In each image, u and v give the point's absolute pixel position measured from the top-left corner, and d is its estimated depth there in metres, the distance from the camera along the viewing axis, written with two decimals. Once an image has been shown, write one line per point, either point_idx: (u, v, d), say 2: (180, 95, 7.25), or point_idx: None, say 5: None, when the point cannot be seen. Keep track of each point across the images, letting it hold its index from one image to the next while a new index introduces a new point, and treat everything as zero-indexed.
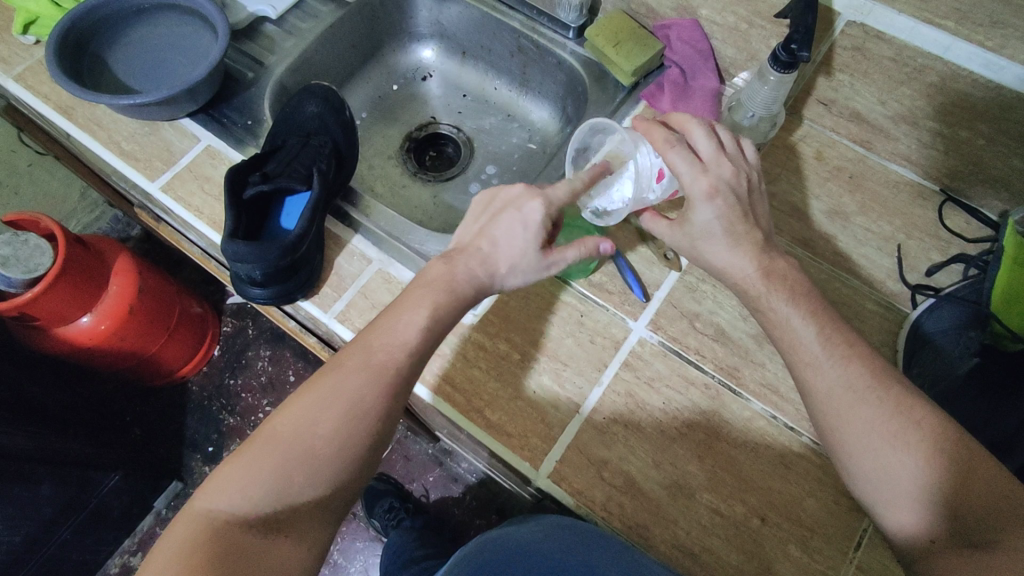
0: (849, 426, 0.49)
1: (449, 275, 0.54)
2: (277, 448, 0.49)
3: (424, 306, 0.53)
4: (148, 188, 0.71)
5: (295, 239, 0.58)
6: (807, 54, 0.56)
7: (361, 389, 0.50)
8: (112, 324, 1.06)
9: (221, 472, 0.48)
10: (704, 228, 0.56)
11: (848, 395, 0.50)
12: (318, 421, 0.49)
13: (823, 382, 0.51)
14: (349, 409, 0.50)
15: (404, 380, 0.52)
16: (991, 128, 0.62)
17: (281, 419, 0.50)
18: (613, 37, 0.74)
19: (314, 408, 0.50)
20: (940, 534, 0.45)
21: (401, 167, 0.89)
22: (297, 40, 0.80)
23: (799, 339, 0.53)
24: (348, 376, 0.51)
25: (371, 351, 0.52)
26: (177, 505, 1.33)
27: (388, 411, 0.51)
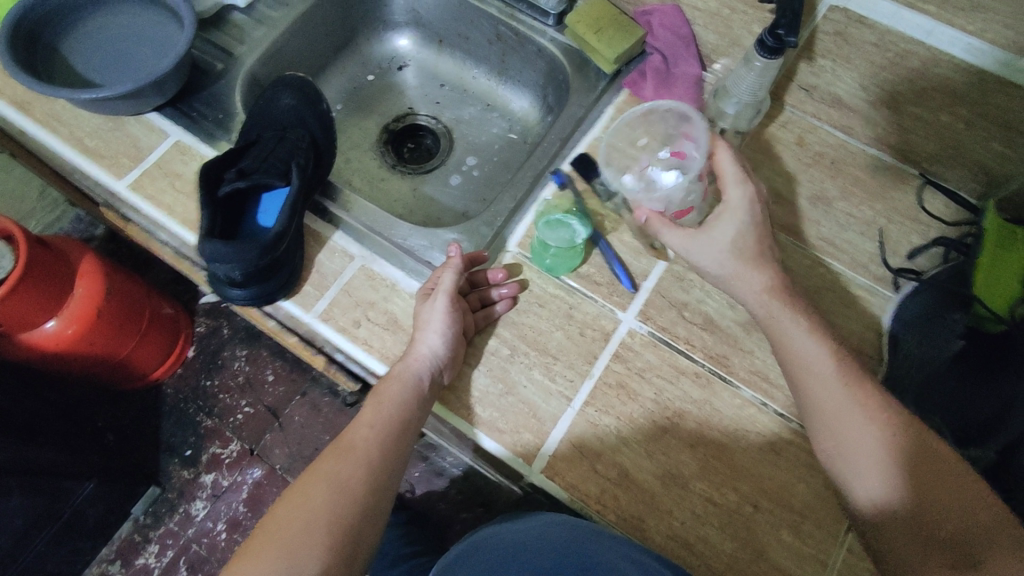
0: (845, 431, 0.51)
1: (409, 374, 0.55)
2: (278, 533, 0.49)
3: (394, 399, 0.55)
4: (114, 187, 0.68)
5: (275, 237, 0.56)
6: (796, 39, 0.54)
7: (349, 471, 0.52)
8: (79, 329, 1.03)
9: (233, 566, 0.49)
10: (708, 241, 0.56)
11: (846, 403, 0.51)
12: (310, 505, 0.50)
13: (823, 391, 0.52)
14: (345, 492, 0.51)
15: (381, 450, 0.54)
16: (970, 112, 0.62)
17: (278, 508, 0.51)
18: (594, 24, 0.74)
19: (307, 495, 0.51)
20: (926, 544, 0.47)
21: (380, 160, 0.87)
22: (267, 29, 0.77)
23: (798, 349, 0.54)
24: (339, 459, 0.53)
25: (350, 441, 0.55)
26: (155, 511, 1.29)
27: (379, 478, 0.53)
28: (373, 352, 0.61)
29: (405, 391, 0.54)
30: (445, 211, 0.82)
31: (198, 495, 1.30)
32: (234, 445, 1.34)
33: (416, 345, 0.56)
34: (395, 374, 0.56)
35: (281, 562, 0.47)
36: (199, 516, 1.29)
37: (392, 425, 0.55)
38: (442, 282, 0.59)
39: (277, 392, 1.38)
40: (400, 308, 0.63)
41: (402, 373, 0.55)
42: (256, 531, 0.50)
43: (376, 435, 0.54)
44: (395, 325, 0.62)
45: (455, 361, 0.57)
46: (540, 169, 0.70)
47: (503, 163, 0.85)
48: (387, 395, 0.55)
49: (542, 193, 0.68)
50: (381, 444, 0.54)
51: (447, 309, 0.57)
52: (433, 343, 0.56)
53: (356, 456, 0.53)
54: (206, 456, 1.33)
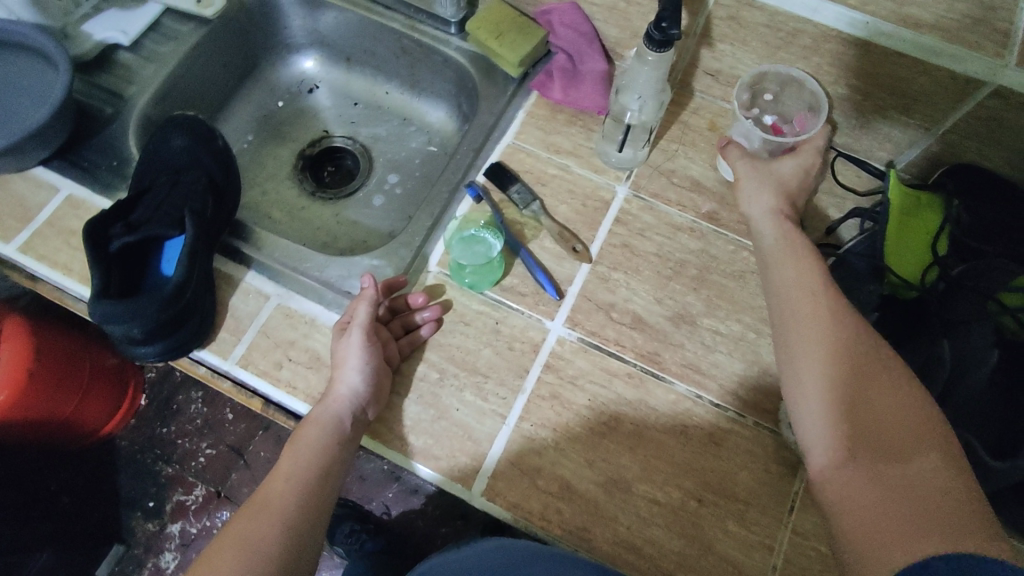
0: (797, 312, 0.51)
1: (329, 415, 0.54)
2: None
3: (313, 443, 0.53)
4: (5, 251, 0.64)
5: (173, 289, 0.54)
6: (679, 32, 0.53)
7: (262, 532, 0.50)
8: (12, 393, 0.99)
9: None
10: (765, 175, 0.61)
11: (802, 288, 0.52)
12: (215, 573, 0.47)
13: (785, 276, 0.54)
14: (258, 551, 0.49)
15: (298, 504, 0.52)
16: (865, 83, 0.64)
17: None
18: (495, 29, 0.72)
19: (215, 562, 0.48)
20: (850, 436, 0.45)
21: (298, 188, 0.84)
22: (157, 66, 0.74)
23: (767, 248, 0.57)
24: (250, 519, 0.51)
25: (264, 497, 0.52)
26: (122, 569, 1.25)
27: (300, 532, 0.51)
28: (298, 393, 0.59)
29: (324, 435, 0.53)
30: (371, 233, 0.80)
31: (166, 547, 1.26)
32: (198, 490, 1.29)
33: (336, 383, 0.55)
34: (315, 418, 0.54)
35: None
36: (169, 568, 1.25)
37: (310, 473, 0.53)
38: (357, 316, 0.57)
39: (238, 430, 1.33)
40: (322, 344, 0.60)
41: (320, 416, 0.54)
42: None
43: (292, 487, 0.52)
44: (318, 362, 0.60)
45: (378, 397, 0.56)
46: (455, 183, 0.69)
47: (425, 178, 0.83)
48: (304, 440, 0.54)
49: (456, 211, 0.67)
50: (295, 499, 0.52)
51: (360, 340, 0.56)
52: (353, 379, 0.54)
53: (266, 514, 0.51)
54: (170, 505, 1.29)
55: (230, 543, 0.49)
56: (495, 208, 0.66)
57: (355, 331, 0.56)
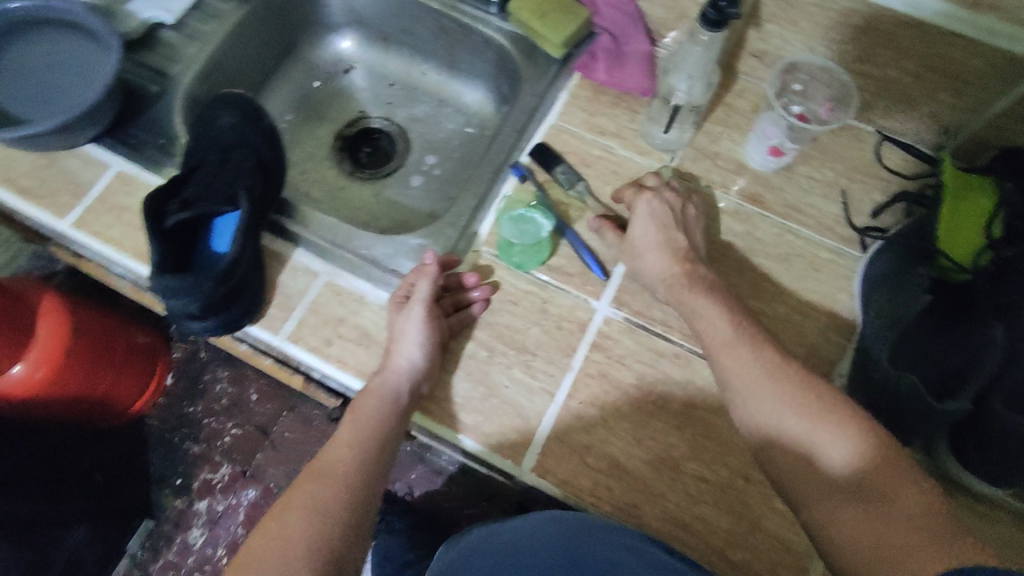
0: (765, 407, 0.52)
1: (387, 388, 0.55)
2: (251, 566, 0.47)
3: (372, 413, 0.55)
4: (58, 227, 0.65)
5: (228, 265, 0.54)
6: (737, 11, 0.53)
7: (325, 497, 0.51)
8: (48, 372, 1.00)
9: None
10: (637, 242, 0.61)
11: (762, 376, 0.53)
12: (287, 534, 0.49)
13: (739, 364, 0.54)
14: (322, 513, 0.50)
15: (360, 473, 0.53)
16: (917, 65, 0.67)
17: (252, 541, 0.50)
18: (537, 9, 0.72)
19: (282, 522, 0.50)
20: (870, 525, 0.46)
21: (337, 169, 0.84)
22: (200, 45, 0.74)
23: (710, 321, 0.56)
24: (312, 483, 0.52)
25: (324, 463, 0.54)
26: (152, 544, 1.28)
27: (363, 499, 0.53)
28: (348, 369, 0.60)
29: (381, 407, 0.55)
30: (410, 214, 0.81)
31: (195, 522, 1.29)
32: (225, 469, 1.31)
33: (394, 354, 0.56)
34: (376, 387, 0.56)
35: None
36: (197, 544, 1.28)
37: (370, 443, 0.55)
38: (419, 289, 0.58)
39: (265, 411, 1.34)
40: (372, 321, 0.61)
41: (380, 388, 0.55)
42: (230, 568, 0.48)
43: (355, 454, 0.54)
44: (368, 339, 0.60)
45: (431, 371, 0.56)
46: (498, 165, 0.68)
47: (464, 159, 0.83)
48: (364, 411, 0.56)
49: (503, 191, 0.68)
50: (355, 467, 0.54)
51: (417, 316, 0.57)
52: (413, 352, 0.55)
53: (330, 480, 0.52)
54: (197, 482, 1.31)
55: (293, 505, 0.51)
56: (540, 188, 0.67)
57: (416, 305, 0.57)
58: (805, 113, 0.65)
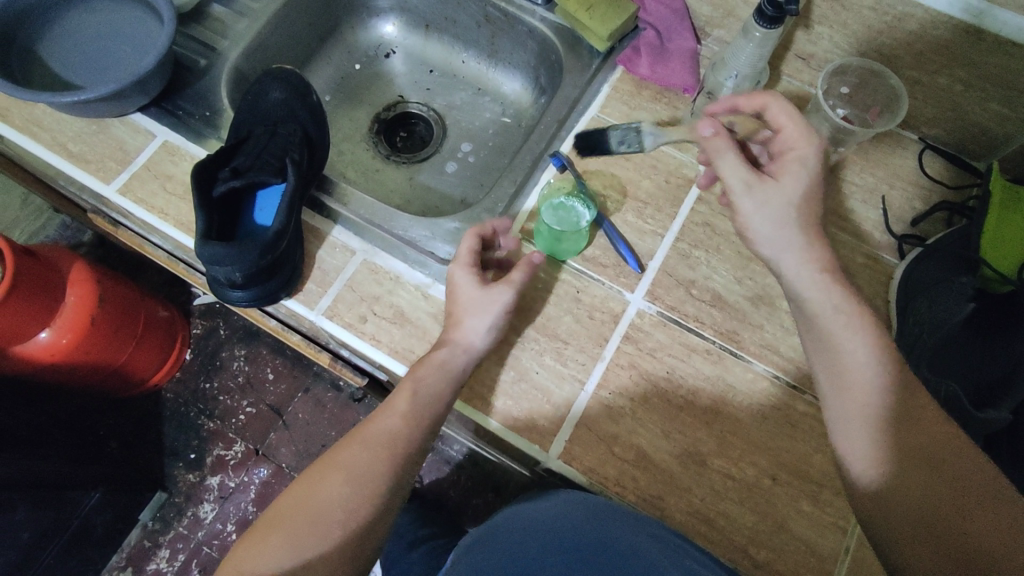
0: (844, 372, 0.49)
1: (454, 363, 0.55)
2: (287, 521, 0.50)
3: (435, 384, 0.55)
4: (103, 192, 0.66)
5: (274, 236, 0.55)
6: (796, 8, 0.52)
7: (368, 462, 0.53)
8: (75, 338, 1.01)
9: (238, 552, 0.49)
10: (777, 197, 0.52)
11: (847, 340, 0.49)
12: (322, 492, 0.51)
13: (829, 328, 0.50)
14: (360, 479, 0.52)
15: (406, 445, 0.54)
16: (968, 74, 0.63)
17: (291, 494, 0.52)
18: (584, 1, 0.72)
19: (322, 479, 0.52)
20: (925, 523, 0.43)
21: (373, 151, 0.85)
22: (249, 21, 0.75)
23: (819, 296, 0.51)
24: (355, 447, 0.54)
25: (371, 430, 0.55)
26: (163, 516, 1.29)
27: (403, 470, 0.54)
28: (381, 346, 0.60)
29: (443, 378, 0.55)
30: (444, 200, 0.81)
31: (206, 497, 1.29)
32: (238, 446, 1.32)
33: (462, 326, 0.57)
34: (439, 356, 0.56)
35: (290, 545, 0.48)
36: (208, 518, 1.28)
37: (422, 417, 0.55)
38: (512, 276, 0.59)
39: (279, 390, 1.36)
40: (406, 301, 0.62)
41: (446, 359, 0.55)
42: (266, 513, 0.52)
43: (406, 427, 0.55)
44: (402, 318, 0.61)
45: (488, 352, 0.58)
46: (538, 153, 0.69)
47: (499, 148, 0.84)
48: (428, 379, 0.55)
49: (543, 180, 0.68)
50: (402, 438, 0.54)
51: (501, 300, 0.58)
52: (484, 331, 0.57)
53: (374, 446, 0.54)
54: (211, 458, 1.32)
55: (333, 465, 0.53)
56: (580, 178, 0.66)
57: (500, 292, 0.58)
58: (849, 117, 0.67)
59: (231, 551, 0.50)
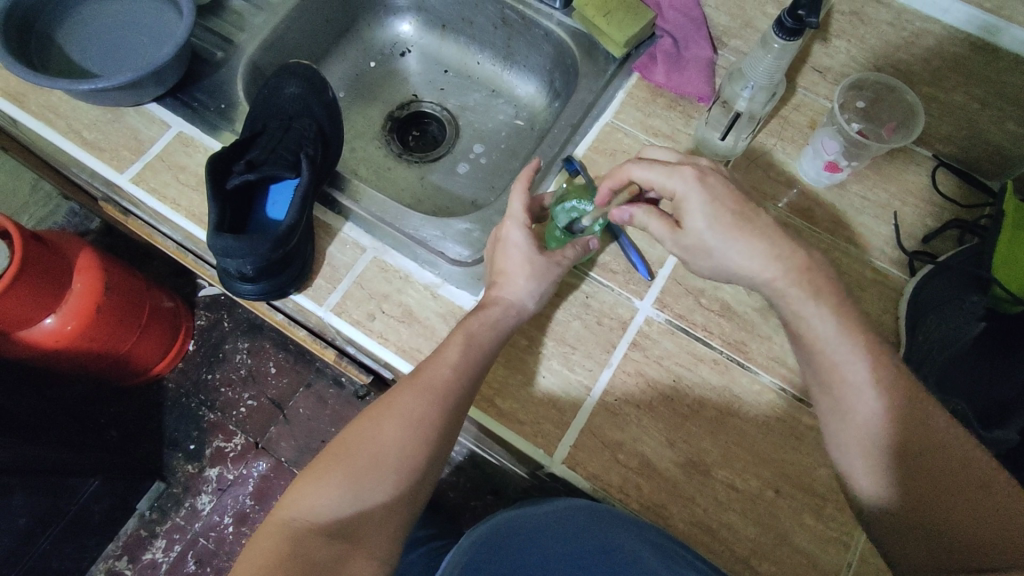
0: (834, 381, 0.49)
1: (503, 324, 0.56)
2: (347, 460, 0.50)
3: (487, 344, 0.54)
4: (116, 180, 0.66)
5: (287, 230, 0.55)
6: (817, 21, 0.52)
7: (423, 410, 0.51)
8: (79, 325, 1.02)
9: (299, 485, 0.50)
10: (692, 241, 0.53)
11: (836, 349, 0.48)
12: (379, 439, 0.51)
13: (818, 334, 0.49)
14: (415, 430, 0.51)
15: (462, 393, 0.52)
16: (985, 91, 0.64)
17: (349, 433, 0.52)
18: (603, 7, 0.72)
19: (378, 426, 0.51)
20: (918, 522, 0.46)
21: (385, 149, 0.85)
22: (267, 15, 0.75)
23: (802, 310, 0.50)
24: (410, 394, 0.52)
25: (428, 375, 0.53)
26: (161, 506, 1.29)
27: (454, 421, 0.52)
28: (389, 345, 0.60)
29: (492, 340, 0.55)
30: (454, 201, 0.81)
31: (203, 489, 1.29)
32: (238, 438, 1.32)
33: (513, 288, 0.57)
34: (490, 317, 0.56)
35: (347, 490, 0.49)
36: (205, 510, 1.28)
37: (476, 369, 0.53)
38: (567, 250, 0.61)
39: (280, 384, 1.36)
40: (415, 300, 0.62)
41: (497, 322, 0.56)
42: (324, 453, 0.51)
43: (460, 377, 0.52)
44: (411, 317, 0.61)
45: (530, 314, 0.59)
46: (551, 157, 0.69)
47: (511, 151, 0.84)
48: (481, 338, 0.54)
49: (553, 183, 0.68)
50: (458, 388, 0.52)
51: (553, 272, 0.59)
52: (534, 297, 0.58)
53: (432, 396, 0.52)
54: (210, 450, 1.32)
55: (389, 411, 0.52)
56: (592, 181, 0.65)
57: (555, 260, 0.59)
58: (864, 132, 0.66)
59: (289, 487, 0.50)
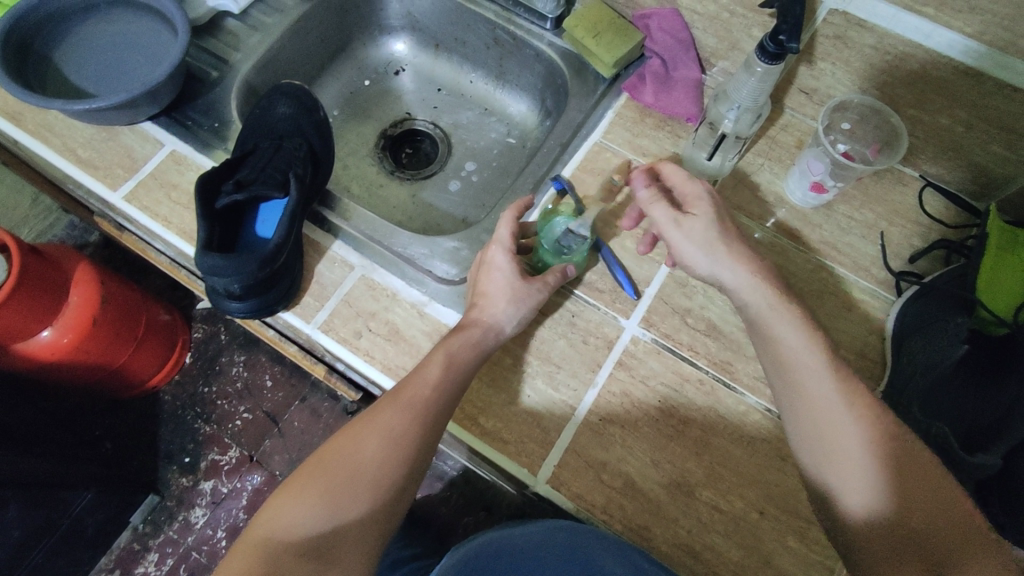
0: (802, 389, 0.51)
1: (484, 343, 0.56)
2: (325, 477, 0.50)
3: (466, 360, 0.55)
4: (109, 198, 0.67)
5: (272, 250, 0.55)
6: (797, 46, 0.52)
7: (403, 427, 0.52)
8: (75, 337, 1.02)
9: (277, 500, 0.50)
10: (689, 231, 0.56)
11: (805, 360, 0.51)
12: (357, 455, 0.51)
13: (789, 345, 0.52)
14: (392, 446, 0.51)
15: (442, 411, 0.52)
16: (969, 113, 0.62)
17: (329, 449, 0.52)
18: (592, 28, 0.73)
19: (356, 442, 0.51)
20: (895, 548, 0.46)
21: (378, 166, 0.86)
22: (262, 36, 0.76)
23: (772, 321, 0.53)
24: (389, 411, 0.52)
25: (409, 393, 0.52)
26: (154, 519, 1.29)
27: (432, 440, 0.52)
28: (375, 363, 0.60)
29: (471, 357, 0.55)
30: (445, 217, 0.82)
31: (198, 502, 1.29)
32: (233, 451, 1.32)
33: (489, 309, 0.57)
34: (468, 335, 0.56)
35: (324, 508, 0.49)
36: (198, 523, 1.28)
37: (456, 387, 0.53)
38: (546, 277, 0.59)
39: (275, 398, 1.36)
40: (402, 318, 0.62)
41: (479, 342, 0.56)
42: (301, 467, 0.52)
43: (441, 395, 0.52)
44: (397, 336, 0.61)
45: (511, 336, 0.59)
46: (539, 176, 0.70)
47: (503, 168, 0.84)
48: (461, 357, 0.54)
49: (542, 202, 0.68)
50: (441, 406, 0.52)
51: (537, 298, 0.59)
52: (512, 320, 0.57)
53: (413, 413, 0.52)
54: (205, 463, 1.31)
55: (368, 428, 0.52)
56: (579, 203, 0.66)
57: (532, 286, 0.58)
58: (850, 153, 0.67)
59: (266, 503, 0.51)
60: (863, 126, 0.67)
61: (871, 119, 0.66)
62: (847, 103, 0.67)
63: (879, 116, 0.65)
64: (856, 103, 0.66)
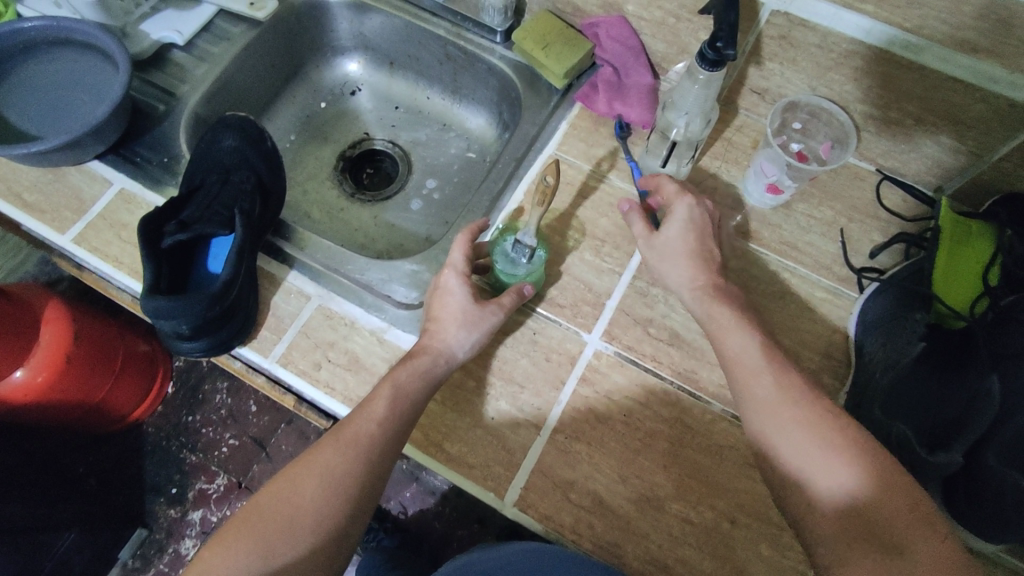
0: (752, 394, 0.51)
1: (437, 372, 0.56)
2: (260, 524, 0.50)
3: (413, 393, 0.54)
4: (58, 242, 0.66)
5: (220, 287, 0.55)
6: (734, 53, 0.52)
7: (343, 466, 0.51)
8: (49, 376, 1.00)
9: (209, 550, 0.49)
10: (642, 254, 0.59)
11: (757, 365, 0.53)
12: (295, 499, 0.50)
13: (741, 353, 0.54)
14: (334, 486, 0.51)
15: (384, 448, 0.52)
16: (918, 108, 0.62)
17: (266, 495, 0.51)
18: (541, 40, 0.72)
19: (295, 485, 0.51)
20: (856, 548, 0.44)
21: (338, 189, 0.85)
22: (209, 65, 0.76)
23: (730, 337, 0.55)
24: (329, 451, 0.52)
25: (350, 431, 0.52)
26: (143, 554, 1.27)
27: (377, 478, 0.52)
28: (335, 395, 0.59)
29: (419, 389, 0.54)
30: (409, 237, 0.81)
31: (187, 533, 1.28)
32: (220, 479, 1.31)
33: (446, 334, 0.57)
34: (423, 363, 0.55)
35: (257, 556, 0.48)
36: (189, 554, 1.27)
37: (402, 423, 0.53)
38: (504, 298, 0.59)
39: (260, 423, 1.34)
40: (361, 347, 0.61)
41: (432, 368, 0.55)
42: (237, 515, 0.51)
43: (383, 431, 0.52)
44: (357, 365, 0.60)
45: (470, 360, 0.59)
46: (495, 193, 0.69)
47: (464, 184, 0.84)
48: (408, 389, 0.54)
49: (497, 222, 0.67)
50: (383, 442, 0.52)
51: (492, 321, 0.58)
52: (468, 344, 0.57)
53: (352, 452, 0.51)
54: (192, 493, 1.30)
55: (306, 469, 0.51)
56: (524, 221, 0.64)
57: (487, 307, 0.58)
58: (805, 151, 0.68)
59: (199, 554, 0.50)
60: (815, 125, 0.68)
61: (821, 117, 0.68)
62: (799, 102, 0.68)
63: (829, 114, 0.67)
64: (807, 102, 0.67)
